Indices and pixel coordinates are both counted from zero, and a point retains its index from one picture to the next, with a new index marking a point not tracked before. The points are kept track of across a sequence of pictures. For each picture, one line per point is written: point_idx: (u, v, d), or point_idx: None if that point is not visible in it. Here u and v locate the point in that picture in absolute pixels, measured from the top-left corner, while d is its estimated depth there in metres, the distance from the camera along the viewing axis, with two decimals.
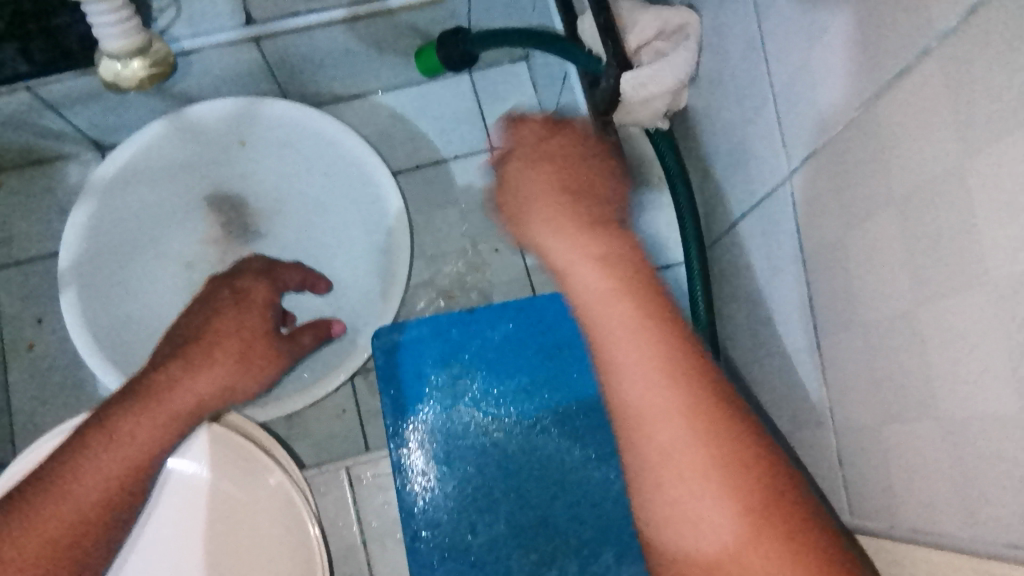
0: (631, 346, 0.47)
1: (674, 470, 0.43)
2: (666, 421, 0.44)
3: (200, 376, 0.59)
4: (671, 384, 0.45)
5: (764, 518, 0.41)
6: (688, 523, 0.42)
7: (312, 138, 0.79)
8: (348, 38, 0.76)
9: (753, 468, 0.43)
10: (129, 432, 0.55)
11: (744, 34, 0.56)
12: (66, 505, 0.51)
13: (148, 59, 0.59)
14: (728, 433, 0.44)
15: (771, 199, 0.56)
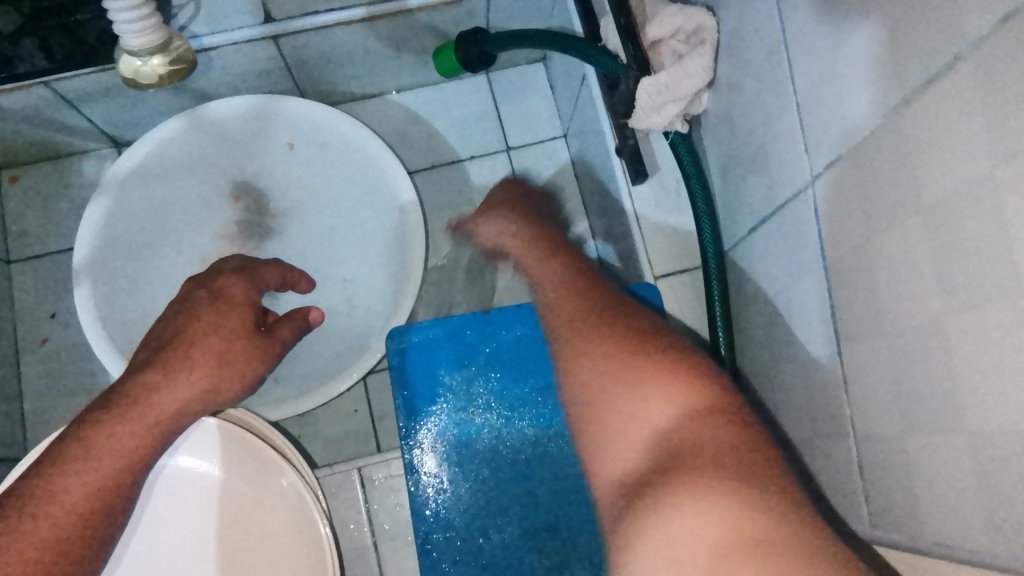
0: (558, 311, 0.57)
1: (600, 395, 0.50)
2: (586, 359, 0.52)
3: (178, 382, 0.59)
4: (586, 329, 0.54)
5: (678, 407, 0.47)
6: (619, 432, 0.48)
7: (330, 130, 0.80)
8: (366, 37, 0.76)
9: (664, 369, 0.49)
10: (112, 439, 0.55)
11: (766, 37, 0.55)
12: (47, 521, 0.51)
13: (168, 57, 0.59)
14: (644, 348, 0.51)
15: (793, 205, 0.55)
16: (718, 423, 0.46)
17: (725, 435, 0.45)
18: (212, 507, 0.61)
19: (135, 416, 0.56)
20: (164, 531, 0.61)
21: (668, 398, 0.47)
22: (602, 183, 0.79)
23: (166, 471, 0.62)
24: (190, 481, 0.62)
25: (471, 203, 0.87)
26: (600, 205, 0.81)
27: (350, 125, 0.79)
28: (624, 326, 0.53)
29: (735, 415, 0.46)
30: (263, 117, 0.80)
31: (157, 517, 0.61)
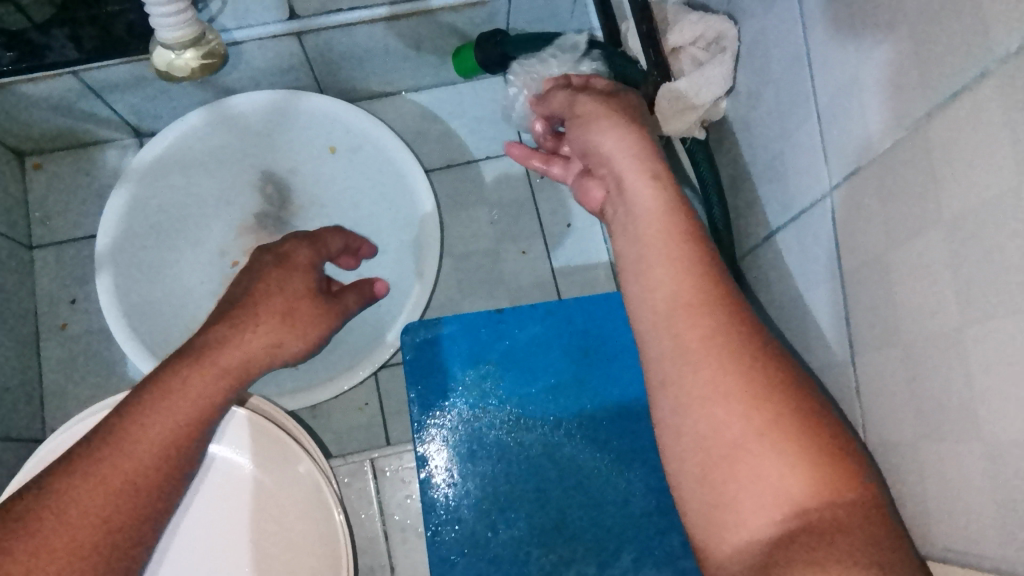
0: (679, 325, 0.46)
1: (729, 451, 0.41)
2: (716, 402, 0.42)
3: (246, 337, 0.60)
4: (725, 364, 0.43)
5: (828, 494, 0.39)
6: (746, 497, 0.40)
7: (348, 125, 0.81)
8: (389, 36, 0.77)
9: (816, 444, 0.40)
10: (179, 397, 0.55)
11: (789, 47, 0.56)
12: (125, 461, 0.52)
13: (201, 51, 0.60)
14: (792, 409, 0.42)
15: (809, 213, 0.56)
16: (873, 523, 0.38)
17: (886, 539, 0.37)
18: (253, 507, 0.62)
19: (207, 365, 0.57)
20: (207, 534, 0.61)
21: (817, 481, 0.39)
22: None
23: (206, 474, 0.62)
24: (230, 482, 0.62)
25: (486, 201, 0.87)
26: None
27: (369, 120, 0.80)
28: (771, 372, 0.43)
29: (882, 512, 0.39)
30: (283, 111, 0.81)
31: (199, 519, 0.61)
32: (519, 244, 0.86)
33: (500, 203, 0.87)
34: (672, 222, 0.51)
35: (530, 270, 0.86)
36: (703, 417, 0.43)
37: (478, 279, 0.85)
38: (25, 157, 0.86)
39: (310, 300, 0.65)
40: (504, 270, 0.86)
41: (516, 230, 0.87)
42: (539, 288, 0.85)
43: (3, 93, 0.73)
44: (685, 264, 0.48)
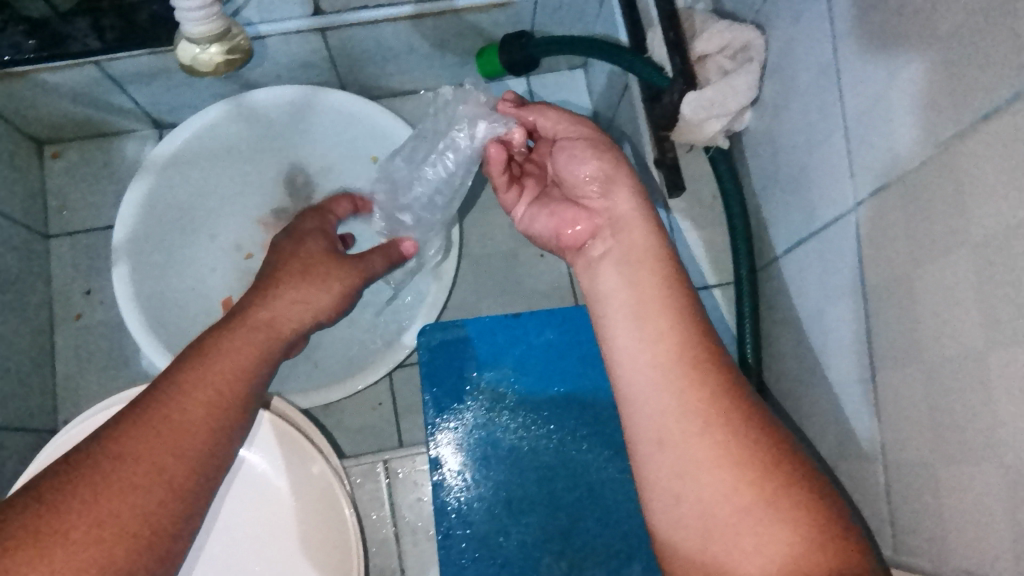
0: (676, 386, 0.46)
1: (733, 517, 0.42)
2: (719, 466, 0.43)
3: (269, 297, 0.60)
4: (720, 425, 0.44)
5: (833, 558, 0.40)
6: (743, 564, 0.41)
7: (367, 120, 0.81)
8: (413, 35, 0.77)
9: (813, 509, 0.41)
10: (213, 352, 0.54)
11: (817, 60, 0.56)
12: (172, 416, 0.49)
13: (226, 45, 0.60)
14: (789, 472, 0.43)
15: (832, 228, 0.56)
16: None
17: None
18: (280, 516, 0.61)
19: (234, 325, 0.57)
20: (235, 544, 0.60)
21: (821, 547, 0.40)
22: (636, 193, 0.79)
23: (233, 480, 0.61)
24: (257, 490, 0.61)
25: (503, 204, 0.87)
26: None
27: (384, 113, 0.79)
28: (766, 433, 0.44)
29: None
30: (302, 105, 0.80)
31: (226, 529, 0.60)
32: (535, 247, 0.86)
33: None
34: (670, 276, 0.52)
35: (545, 274, 0.86)
36: (696, 483, 0.43)
37: (493, 281, 0.85)
38: (43, 146, 0.86)
39: (328, 257, 0.65)
40: (520, 273, 0.86)
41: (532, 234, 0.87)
42: (554, 292, 0.85)
43: (26, 82, 0.73)
44: (676, 324, 0.49)
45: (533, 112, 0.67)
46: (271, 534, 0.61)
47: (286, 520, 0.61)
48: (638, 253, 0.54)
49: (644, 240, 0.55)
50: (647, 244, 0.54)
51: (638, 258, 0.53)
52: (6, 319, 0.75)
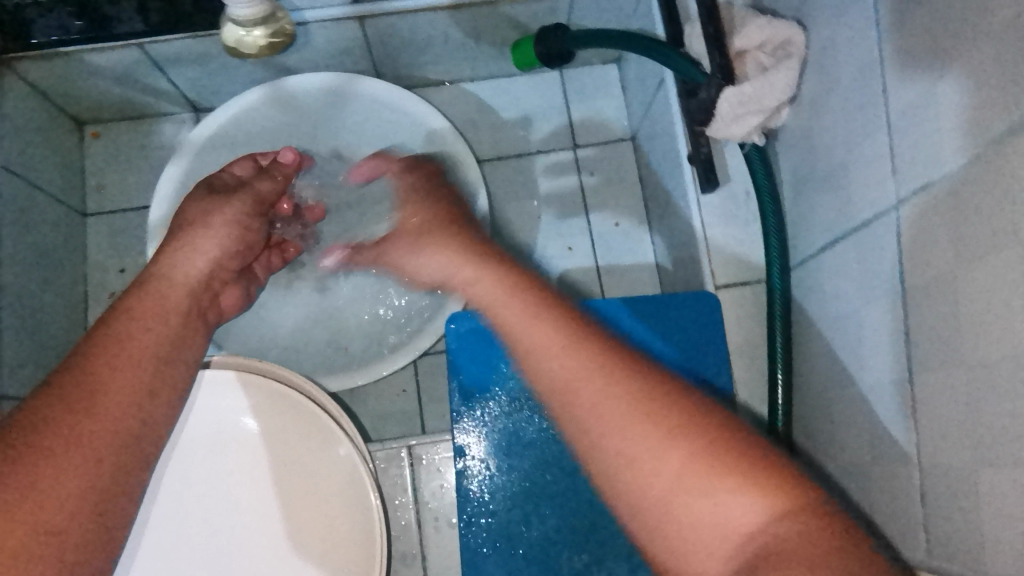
0: (579, 395, 0.45)
1: (672, 488, 0.41)
2: (655, 449, 0.42)
3: (177, 252, 0.62)
4: (635, 404, 0.44)
5: (769, 508, 0.39)
6: (693, 531, 0.40)
7: (401, 109, 0.82)
8: (450, 24, 0.77)
9: (740, 464, 0.41)
10: (153, 292, 0.57)
11: (860, 56, 0.55)
12: (122, 359, 0.50)
13: (270, 28, 0.60)
14: (717, 432, 0.42)
15: (871, 227, 0.55)
16: (822, 529, 0.38)
17: (831, 543, 0.37)
18: (245, 467, 0.60)
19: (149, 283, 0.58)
20: (195, 485, 0.60)
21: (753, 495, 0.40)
22: (668, 189, 0.79)
23: (178, 441, 0.60)
24: (225, 443, 0.61)
25: (534, 197, 0.88)
26: (665, 210, 0.81)
27: (418, 103, 0.81)
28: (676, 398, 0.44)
29: (827, 514, 0.39)
30: (339, 92, 0.82)
31: (185, 482, 0.59)
32: (563, 241, 0.87)
33: (547, 198, 0.88)
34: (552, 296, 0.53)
35: (573, 268, 0.86)
36: (627, 465, 0.42)
37: None
38: (84, 126, 0.88)
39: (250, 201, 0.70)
40: (547, 265, 0.86)
41: (561, 227, 0.87)
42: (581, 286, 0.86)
43: (71, 62, 0.74)
44: (563, 325, 0.49)
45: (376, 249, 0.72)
46: (235, 483, 0.60)
47: (253, 473, 0.60)
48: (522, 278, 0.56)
49: (507, 269, 0.57)
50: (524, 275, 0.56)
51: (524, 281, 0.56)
52: (45, 295, 0.76)
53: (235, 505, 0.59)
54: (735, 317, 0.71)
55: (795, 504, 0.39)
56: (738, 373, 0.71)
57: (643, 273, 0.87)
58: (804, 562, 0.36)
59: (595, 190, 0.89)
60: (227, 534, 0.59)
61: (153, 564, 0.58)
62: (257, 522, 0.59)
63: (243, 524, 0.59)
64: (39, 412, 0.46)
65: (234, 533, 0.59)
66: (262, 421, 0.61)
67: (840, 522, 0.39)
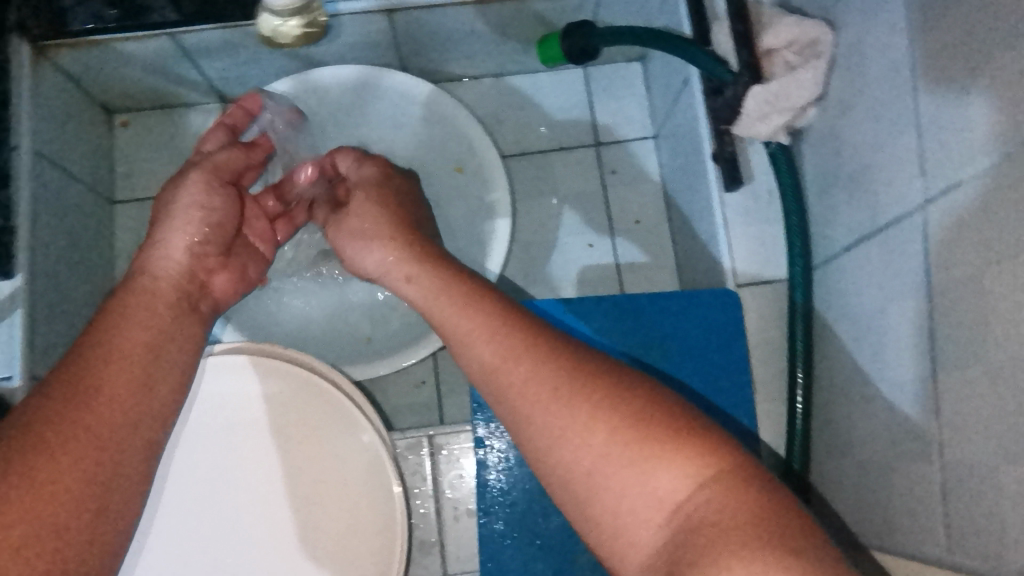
0: (508, 378, 0.48)
1: (600, 466, 0.42)
2: (579, 430, 0.43)
3: (164, 243, 0.61)
4: (557, 385, 0.45)
5: (692, 474, 0.40)
6: (624, 504, 0.41)
7: (424, 104, 0.83)
8: (477, 19, 0.78)
9: (662, 433, 0.42)
10: (139, 288, 0.57)
11: (889, 56, 0.55)
12: (112, 358, 0.50)
13: (304, 19, 0.62)
14: (632, 404, 0.44)
15: (897, 227, 0.55)
16: (739, 487, 0.39)
17: (754, 506, 0.38)
18: (253, 448, 0.60)
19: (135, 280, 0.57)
20: (205, 464, 0.59)
21: (672, 463, 0.41)
22: (690, 186, 0.79)
23: (189, 419, 0.60)
24: (237, 425, 0.60)
25: (556, 192, 0.89)
26: (686, 208, 0.82)
27: (439, 95, 0.82)
28: (591, 375, 0.46)
29: (750, 477, 0.40)
30: (363, 86, 0.83)
31: (196, 462, 0.59)
32: (584, 237, 0.87)
33: (569, 193, 0.89)
34: (474, 286, 0.56)
35: (593, 264, 0.87)
36: (561, 447, 0.44)
37: (541, 268, 0.87)
38: (114, 115, 0.89)
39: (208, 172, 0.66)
40: (568, 261, 0.87)
41: (582, 223, 0.88)
42: (601, 282, 0.86)
43: (103, 51, 0.75)
44: (481, 315, 0.52)
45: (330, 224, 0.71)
46: (244, 463, 0.60)
47: (263, 454, 0.60)
48: (456, 272, 0.58)
49: (440, 264, 0.59)
50: (463, 269, 0.59)
51: (455, 275, 0.57)
52: (75, 280, 0.78)
53: (243, 485, 0.59)
54: (756, 315, 0.71)
55: (719, 469, 0.40)
56: (757, 371, 0.71)
57: (662, 270, 0.87)
58: (719, 524, 0.37)
59: (616, 187, 0.89)
60: (235, 514, 0.59)
61: (164, 542, 0.58)
62: (265, 503, 0.59)
63: (252, 504, 0.59)
64: (37, 411, 0.46)
65: (242, 513, 0.59)
66: (269, 402, 0.60)
67: (764, 484, 0.40)
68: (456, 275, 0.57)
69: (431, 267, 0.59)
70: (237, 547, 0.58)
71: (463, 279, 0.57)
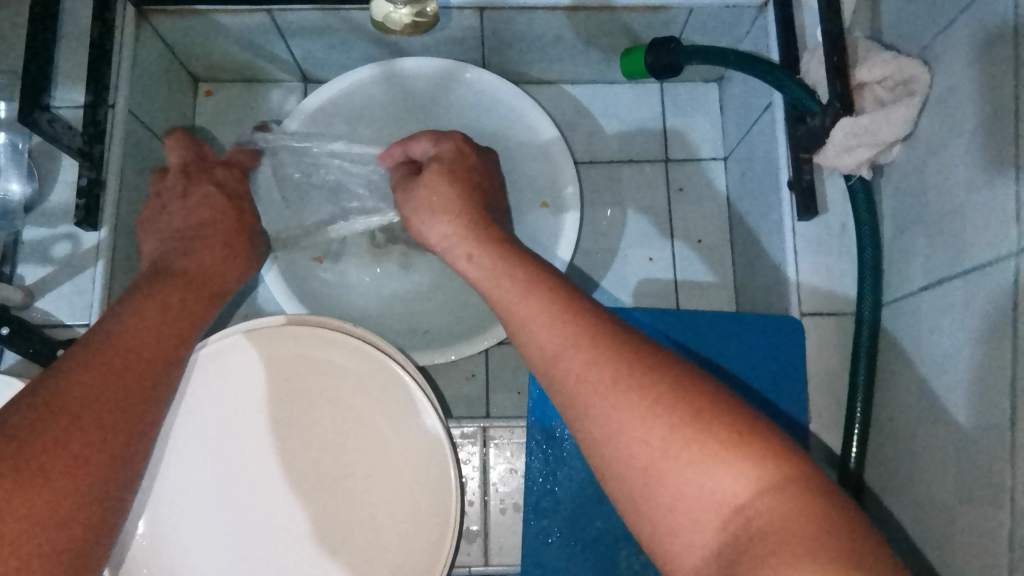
0: (571, 366, 0.48)
1: (658, 460, 0.42)
2: (640, 422, 0.43)
3: (216, 259, 0.70)
4: (619, 372, 0.46)
5: (755, 480, 0.40)
6: (680, 503, 0.41)
7: (504, 108, 0.84)
8: (565, 26, 0.79)
9: (725, 434, 0.41)
10: (191, 287, 0.66)
11: (987, 101, 0.55)
12: (141, 346, 0.57)
13: (416, 8, 0.71)
14: (702, 403, 0.43)
15: (982, 271, 0.55)
16: (805, 498, 0.39)
17: (817, 519, 0.38)
18: (291, 407, 0.60)
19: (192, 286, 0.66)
20: (239, 422, 0.60)
21: (738, 467, 0.40)
22: (759, 210, 0.80)
23: (229, 372, 0.60)
24: (278, 384, 0.61)
25: (621, 203, 0.90)
26: (751, 232, 0.82)
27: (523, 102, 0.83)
28: (659, 368, 0.45)
29: (812, 489, 0.39)
30: (446, 81, 0.84)
31: (235, 417, 0.60)
32: (645, 250, 0.88)
33: (634, 205, 0.90)
34: (539, 271, 0.57)
35: (653, 277, 0.88)
36: (618, 434, 0.44)
37: (600, 275, 0.88)
38: (198, 84, 0.92)
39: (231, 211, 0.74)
40: (627, 270, 0.88)
41: (644, 236, 0.89)
42: (659, 296, 0.87)
43: (202, 21, 0.77)
44: (548, 297, 0.53)
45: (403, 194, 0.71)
46: (276, 425, 0.60)
47: (299, 416, 0.60)
48: (525, 257, 0.59)
49: (504, 247, 0.61)
50: (529, 255, 0.60)
51: (523, 259, 0.59)
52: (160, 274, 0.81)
53: (275, 445, 0.60)
54: (818, 345, 0.71)
55: (782, 477, 0.39)
56: (813, 400, 0.71)
57: (721, 290, 0.87)
58: (783, 533, 0.37)
59: (682, 204, 0.90)
60: (267, 473, 0.60)
61: (192, 494, 0.59)
62: (299, 465, 0.60)
63: (285, 463, 0.60)
64: (70, 388, 0.51)
65: (272, 475, 0.60)
66: (314, 366, 0.61)
67: (824, 498, 0.39)
68: (523, 261, 0.58)
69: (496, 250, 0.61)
70: (267, 506, 0.59)
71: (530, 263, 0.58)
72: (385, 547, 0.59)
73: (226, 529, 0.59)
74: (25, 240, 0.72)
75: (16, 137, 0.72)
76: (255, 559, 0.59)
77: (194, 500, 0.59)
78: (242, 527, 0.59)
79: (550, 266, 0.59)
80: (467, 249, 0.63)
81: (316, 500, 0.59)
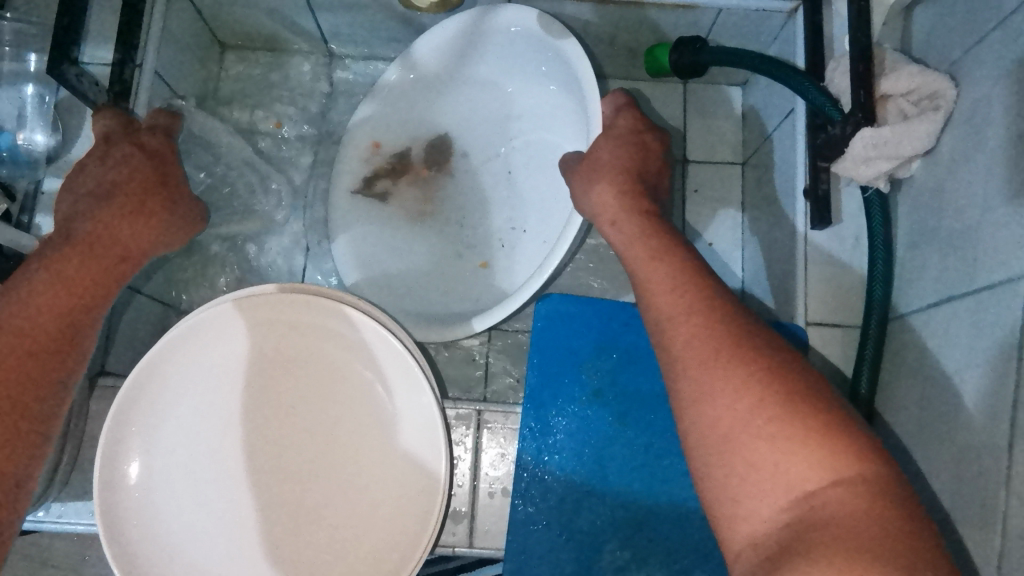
0: (676, 330, 0.54)
1: (736, 435, 0.47)
2: (723, 398, 0.49)
3: (135, 224, 0.60)
4: (716, 348, 0.51)
5: (830, 471, 0.44)
6: (752, 486, 0.46)
7: (548, 73, 0.80)
8: (593, 16, 0.80)
9: (810, 423, 0.46)
10: (95, 248, 0.58)
11: (1010, 119, 0.55)
12: (30, 327, 0.53)
13: None
14: (792, 390, 0.48)
15: (991, 292, 0.54)
16: (876, 497, 0.43)
17: (880, 513, 0.42)
18: (294, 361, 0.61)
19: (99, 251, 0.58)
20: (253, 386, 0.61)
21: (813, 459, 0.45)
22: (774, 215, 0.79)
23: (234, 329, 0.61)
24: (294, 349, 0.62)
25: None
26: (764, 236, 0.82)
27: (560, 54, 0.75)
28: (751, 347, 0.51)
29: (881, 486, 0.44)
30: (468, 53, 0.84)
31: (251, 380, 0.61)
32: None
33: None
34: (665, 235, 0.61)
35: None
36: (700, 406, 0.50)
37: (608, 269, 0.88)
38: (224, 49, 0.93)
39: (156, 180, 0.63)
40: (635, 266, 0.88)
41: None
42: None
43: None
44: (672, 263, 0.58)
45: (592, 166, 0.67)
46: (293, 393, 0.61)
47: (315, 383, 0.61)
48: (648, 209, 0.63)
49: (649, 211, 0.63)
50: (660, 221, 0.62)
51: (652, 215, 0.62)
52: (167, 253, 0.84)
53: (291, 412, 0.61)
54: (822, 355, 0.71)
55: (855, 474, 0.44)
56: None
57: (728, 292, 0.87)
58: (843, 524, 0.42)
59: (696, 204, 0.89)
60: (281, 440, 0.60)
61: (207, 455, 0.60)
62: (308, 423, 0.61)
63: (291, 419, 0.61)
64: None
65: (288, 443, 0.60)
66: (335, 336, 0.62)
67: (886, 491, 0.43)
68: (654, 222, 0.62)
69: (639, 211, 0.63)
70: (282, 473, 0.60)
71: (662, 233, 0.61)
72: (390, 526, 0.59)
73: (238, 494, 0.59)
74: (45, 191, 0.72)
75: (44, 90, 0.74)
76: (261, 526, 0.59)
77: (202, 460, 0.60)
78: (257, 493, 0.60)
79: (682, 237, 0.62)
80: (617, 207, 0.63)
81: (327, 469, 0.60)
